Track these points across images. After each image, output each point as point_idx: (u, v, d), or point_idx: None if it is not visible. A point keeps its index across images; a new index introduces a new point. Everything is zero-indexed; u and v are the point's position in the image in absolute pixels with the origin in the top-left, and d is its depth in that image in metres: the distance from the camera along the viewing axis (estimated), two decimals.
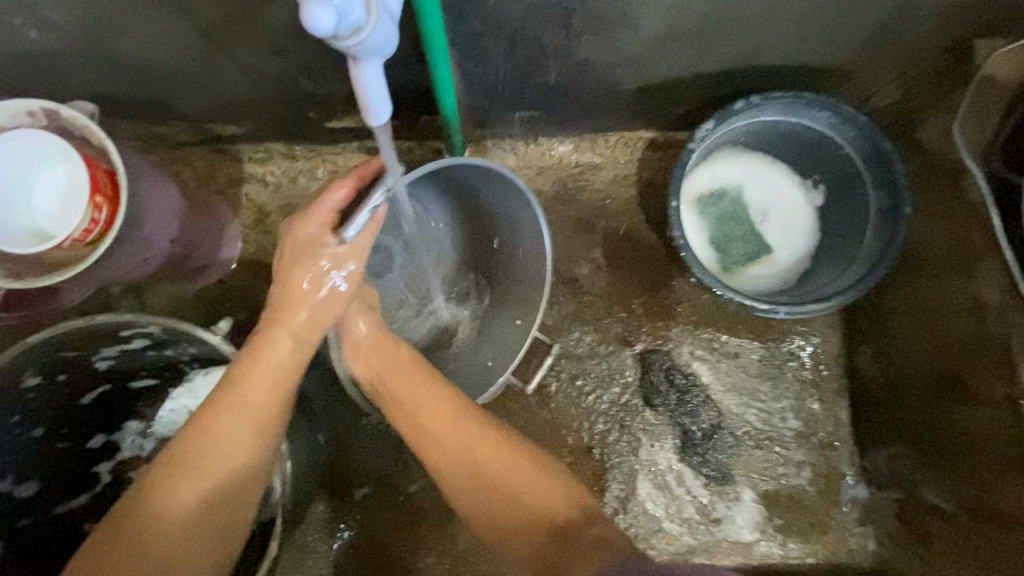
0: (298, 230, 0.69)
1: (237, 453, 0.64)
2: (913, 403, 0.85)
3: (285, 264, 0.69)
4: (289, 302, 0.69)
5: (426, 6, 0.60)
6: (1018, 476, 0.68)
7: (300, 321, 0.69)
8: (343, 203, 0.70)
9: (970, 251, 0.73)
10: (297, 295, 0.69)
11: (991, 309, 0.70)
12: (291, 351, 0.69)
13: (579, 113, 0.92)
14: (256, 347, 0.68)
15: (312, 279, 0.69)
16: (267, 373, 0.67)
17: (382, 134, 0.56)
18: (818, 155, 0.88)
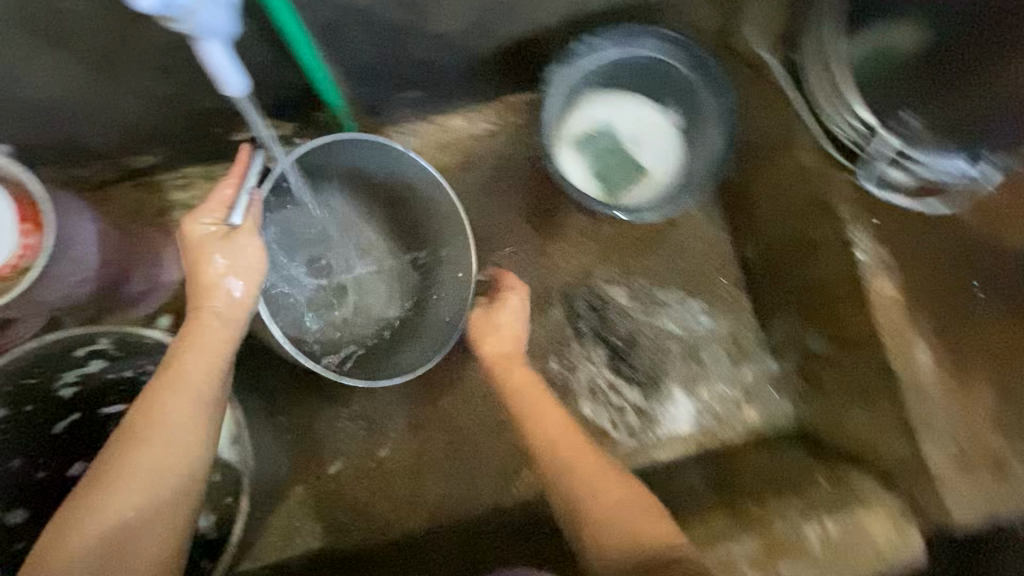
0: (187, 227, 0.71)
1: (168, 448, 0.65)
2: (783, 273, 0.96)
3: (187, 261, 0.72)
4: (198, 298, 0.72)
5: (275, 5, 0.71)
6: (858, 304, 0.79)
7: (213, 314, 0.72)
8: (231, 195, 0.73)
9: (786, 123, 0.84)
10: (212, 295, 0.72)
11: (810, 169, 0.82)
12: (209, 354, 0.70)
13: (456, 86, 1.03)
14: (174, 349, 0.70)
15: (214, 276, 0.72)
16: (190, 376, 0.68)
17: (243, 105, 0.60)
18: (662, 81, 0.99)
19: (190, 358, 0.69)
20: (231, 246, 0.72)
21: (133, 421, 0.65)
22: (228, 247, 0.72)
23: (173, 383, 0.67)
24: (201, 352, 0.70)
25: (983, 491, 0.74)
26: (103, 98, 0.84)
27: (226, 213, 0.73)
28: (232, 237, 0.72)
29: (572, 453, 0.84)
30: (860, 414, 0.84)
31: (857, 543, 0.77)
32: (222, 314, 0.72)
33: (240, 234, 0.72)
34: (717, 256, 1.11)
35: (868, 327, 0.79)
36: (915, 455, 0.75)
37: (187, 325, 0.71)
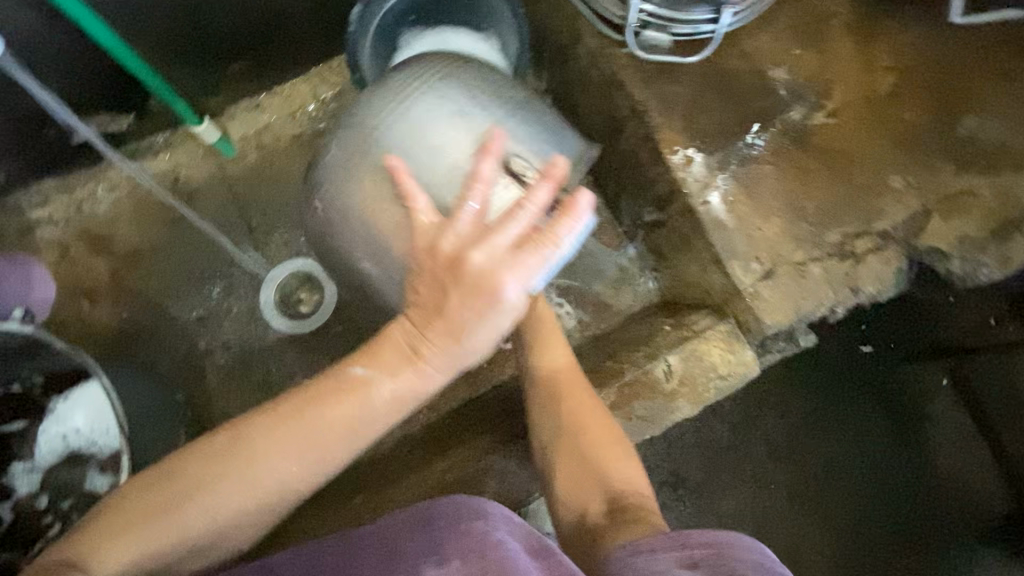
0: (452, 242, 0.60)
1: (278, 473, 0.62)
2: (609, 159, 1.04)
3: (450, 283, 0.60)
4: (437, 312, 0.62)
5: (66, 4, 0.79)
6: (657, 160, 0.88)
7: (434, 353, 0.63)
8: (518, 232, 0.59)
9: (567, 16, 0.93)
10: (495, 306, 0.60)
11: (595, 51, 0.90)
12: (398, 399, 0.64)
13: (280, 51, 1.10)
14: (396, 333, 0.64)
15: (480, 305, 0.60)
16: (348, 419, 0.63)
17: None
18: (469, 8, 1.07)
19: (350, 422, 0.63)
20: (513, 265, 0.59)
21: (270, 434, 0.62)
22: (522, 261, 0.59)
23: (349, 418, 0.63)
24: (401, 395, 0.64)
25: (789, 294, 0.83)
26: None
27: (516, 249, 0.60)
28: (525, 259, 0.60)
29: (596, 427, 0.80)
30: (687, 262, 0.94)
31: (695, 369, 0.87)
32: (436, 374, 0.65)
33: (500, 282, 0.59)
34: None
35: (671, 177, 0.87)
36: (727, 278, 0.85)
37: (457, 324, 0.61)
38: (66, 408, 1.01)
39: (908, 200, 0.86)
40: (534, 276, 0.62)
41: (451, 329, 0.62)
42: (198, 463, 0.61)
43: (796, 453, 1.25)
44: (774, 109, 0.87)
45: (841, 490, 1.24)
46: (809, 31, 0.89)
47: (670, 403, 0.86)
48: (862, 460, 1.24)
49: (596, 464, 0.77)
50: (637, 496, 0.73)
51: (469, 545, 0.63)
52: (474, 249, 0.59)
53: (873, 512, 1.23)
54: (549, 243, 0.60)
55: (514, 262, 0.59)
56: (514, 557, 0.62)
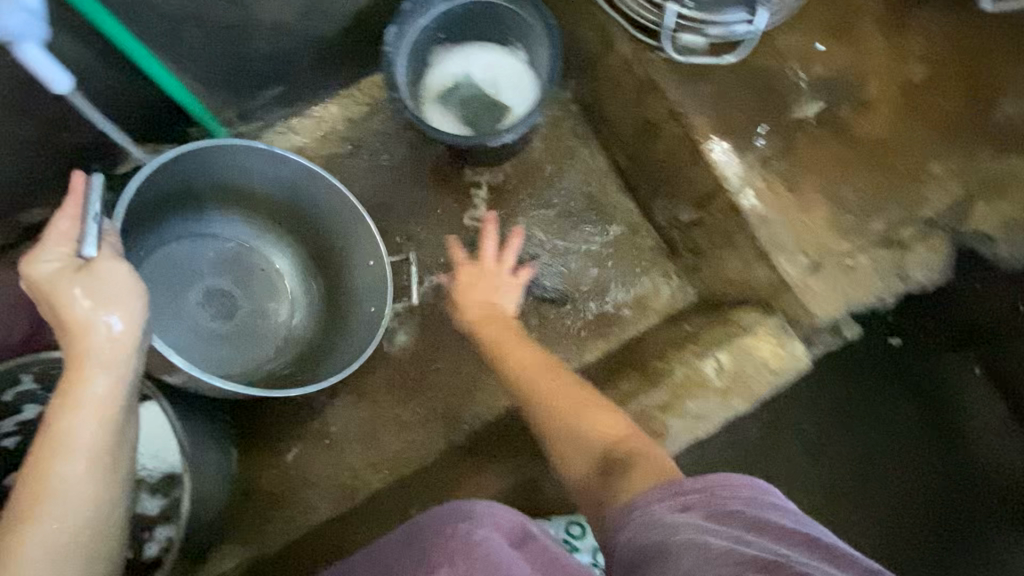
0: (30, 270, 0.66)
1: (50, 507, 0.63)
2: (644, 162, 1.04)
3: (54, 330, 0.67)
4: (75, 360, 0.66)
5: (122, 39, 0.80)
6: (697, 161, 0.89)
7: (95, 365, 0.66)
8: (65, 224, 0.68)
9: (601, 27, 0.94)
10: (83, 334, 0.65)
11: (630, 58, 0.91)
12: (97, 417, 0.66)
13: (315, 76, 1.11)
14: (69, 372, 0.66)
15: (77, 322, 0.65)
16: (70, 455, 0.64)
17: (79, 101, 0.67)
18: (498, 23, 1.09)
19: (66, 455, 0.64)
20: (86, 281, 0.66)
21: (21, 496, 0.63)
22: (86, 279, 0.66)
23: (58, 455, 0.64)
24: (95, 412, 0.65)
25: (837, 285, 0.84)
26: None
27: (74, 248, 0.68)
28: (88, 270, 0.67)
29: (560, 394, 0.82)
30: (729, 259, 0.94)
31: (745, 364, 0.86)
32: (104, 387, 0.66)
33: (59, 295, 0.65)
34: (595, 169, 1.19)
35: (710, 176, 0.88)
36: (774, 272, 0.85)
37: (68, 377, 0.66)
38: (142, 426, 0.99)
39: (949, 186, 0.86)
40: (109, 298, 0.67)
41: (77, 369, 0.66)
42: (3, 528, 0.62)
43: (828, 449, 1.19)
44: (812, 102, 0.88)
45: (873, 481, 1.18)
46: (840, 26, 0.90)
47: (722, 400, 0.86)
48: (892, 445, 1.18)
49: (572, 430, 0.77)
50: (627, 443, 0.73)
51: (457, 548, 0.63)
52: (50, 254, 0.67)
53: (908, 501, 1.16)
54: (124, 282, 0.68)
55: (43, 251, 0.67)
56: (496, 556, 0.62)
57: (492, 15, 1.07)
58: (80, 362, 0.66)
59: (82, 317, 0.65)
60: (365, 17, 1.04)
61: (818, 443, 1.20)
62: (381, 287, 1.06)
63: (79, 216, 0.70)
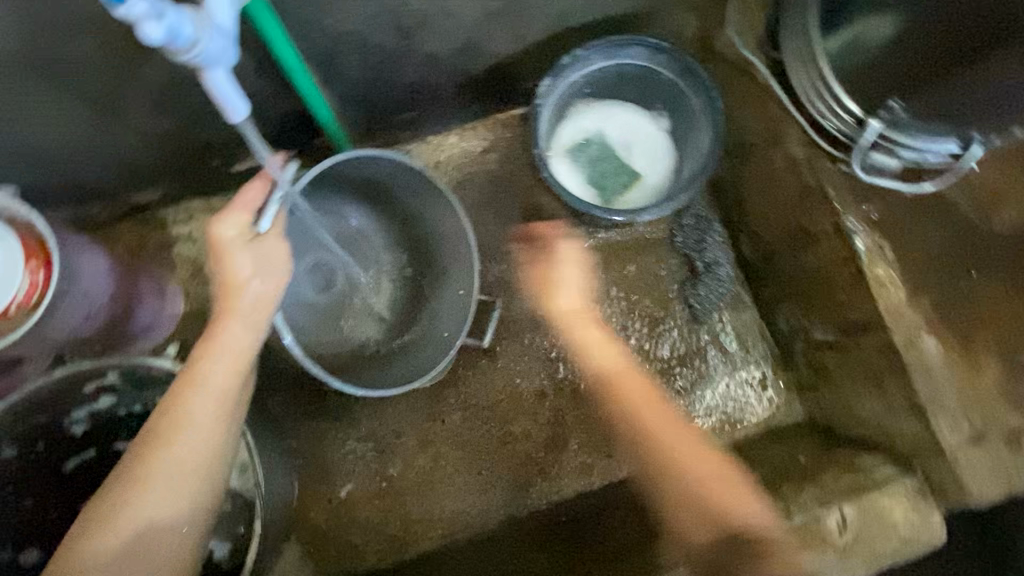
0: (213, 229, 0.67)
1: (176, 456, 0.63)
2: (782, 265, 0.96)
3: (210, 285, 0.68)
4: (222, 319, 0.67)
5: (286, 58, 0.75)
6: (861, 289, 0.80)
7: (242, 324, 0.68)
8: (254, 195, 0.70)
9: (776, 121, 0.86)
10: (233, 293, 0.67)
11: (804, 163, 0.83)
12: (231, 368, 0.67)
13: (448, 105, 1.07)
14: (211, 331, 0.67)
15: (236, 285, 0.67)
16: (199, 409, 0.64)
17: (247, 133, 0.61)
18: (650, 88, 1.02)
19: (195, 404, 0.64)
20: (255, 249, 0.69)
21: (149, 436, 0.63)
22: (254, 251, 0.69)
23: (189, 401, 0.64)
24: (233, 365, 0.67)
25: (998, 464, 0.75)
26: (105, 138, 0.85)
27: (252, 216, 0.70)
28: (257, 242, 0.69)
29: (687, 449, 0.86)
30: (866, 396, 0.87)
31: (876, 527, 0.77)
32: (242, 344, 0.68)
33: (226, 258, 0.67)
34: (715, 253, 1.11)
35: (872, 309, 0.80)
36: (928, 432, 0.77)
37: (210, 333, 0.67)
38: None
39: None
40: (264, 275, 0.69)
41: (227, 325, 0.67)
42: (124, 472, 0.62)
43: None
44: None
45: None
46: None
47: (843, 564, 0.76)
48: None
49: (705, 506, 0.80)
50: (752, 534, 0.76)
51: None
52: (229, 220, 0.68)
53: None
54: (281, 254, 0.71)
55: (226, 216, 0.68)
56: None
57: (647, 80, 1.01)
58: (225, 320, 0.67)
59: (238, 278, 0.67)
60: (516, 61, 1.00)
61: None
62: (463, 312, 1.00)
63: (265, 190, 0.71)
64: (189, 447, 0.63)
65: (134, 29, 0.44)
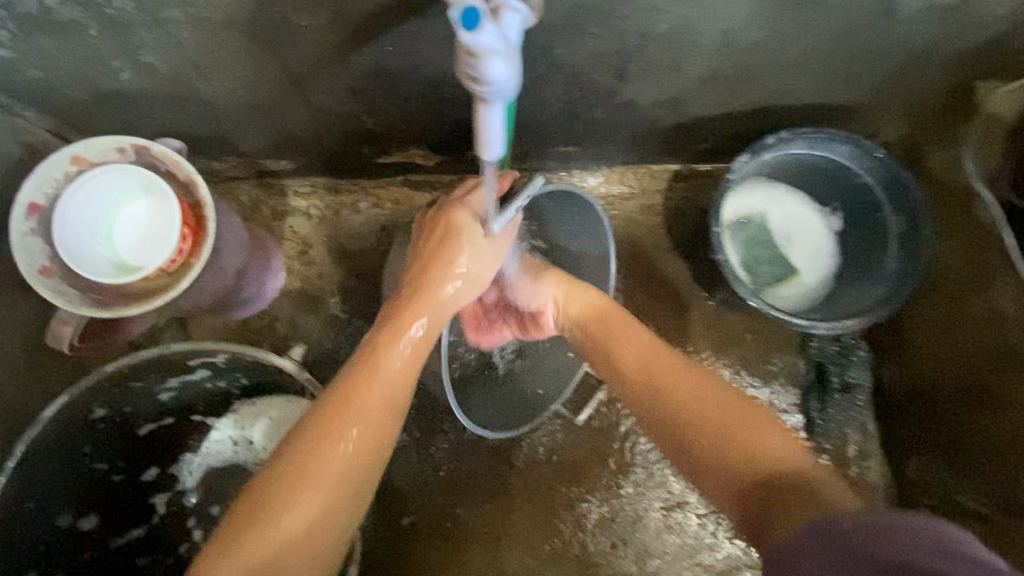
0: (452, 213, 0.71)
1: (339, 467, 0.58)
2: (942, 414, 0.88)
3: (420, 278, 0.70)
4: (408, 310, 0.69)
5: None
6: None
7: (427, 317, 0.69)
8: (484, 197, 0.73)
9: (988, 266, 0.78)
10: (440, 281, 0.71)
11: (1012, 321, 0.75)
12: (399, 373, 0.66)
13: (610, 148, 1.00)
14: (387, 335, 0.67)
15: (448, 275, 0.71)
16: (368, 408, 0.62)
17: (487, 166, 0.55)
18: (837, 186, 0.94)
19: (358, 412, 0.61)
20: (479, 250, 0.72)
21: (319, 430, 0.59)
22: (473, 250, 0.72)
23: (357, 408, 0.61)
24: (399, 377, 0.65)
25: None
26: (277, 107, 0.79)
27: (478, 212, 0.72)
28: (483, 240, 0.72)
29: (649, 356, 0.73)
30: None
31: None
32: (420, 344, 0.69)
33: (455, 249, 0.71)
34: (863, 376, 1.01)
35: None
36: None
37: (392, 326, 0.68)
38: (250, 413, 0.90)
39: None
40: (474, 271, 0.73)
41: (411, 334, 0.68)
42: (282, 481, 0.56)
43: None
44: None
45: None
46: None
47: None
48: None
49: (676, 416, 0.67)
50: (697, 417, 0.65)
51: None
52: (469, 212, 0.72)
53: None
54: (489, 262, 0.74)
55: (461, 203, 0.72)
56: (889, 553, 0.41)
57: (839, 177, 0.93)
58: (407, 322, 0.68)
59: (450, 274, 0.71)
60: (705, 123, 0.92)
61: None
62: (568, 372, 0.98)
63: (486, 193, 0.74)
64: (354, 448, 0.59)
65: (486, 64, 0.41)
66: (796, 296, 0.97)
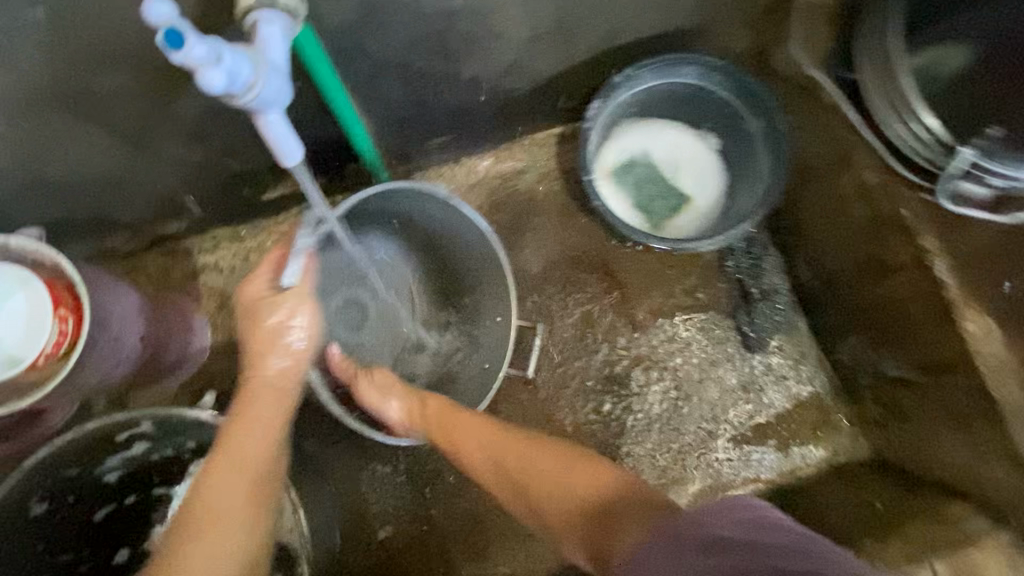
0: (246, 287, 0.75)
1: (226, 530, 0.63)
2: (849, 294, 0.91)
3: (248, 335, 0.75)
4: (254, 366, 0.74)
5: (321, 74, 0.68)
6: (947, 325, 0.74)
7: (273, 373, 0.75)
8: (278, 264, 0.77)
9: (846, 143, 0.81)
10: (270, 338, 0.74)
11: (878, 189, 0.78)
12: (268, 428, 0.72)
13: (487, 129, 1.01)
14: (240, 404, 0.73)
15: (274, 325, 0.74)
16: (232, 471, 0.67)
17: (297, 171, 0.57)
18: (701, 106, 0.96)
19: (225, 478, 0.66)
20: (289, 296, 0.74)
21: (187, 510, 0.64)
22: (280, 301, 0.74)
23: (222, 478, 0.66)
24: (261, 431, 0.71)
25: None
26: (136, 171, 0.81)
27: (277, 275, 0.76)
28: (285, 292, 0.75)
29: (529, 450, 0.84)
30: (950, 436, 0.80)
31: None
32: (272, 393, 0.74)
33: (264, 310, 0.74)
34: (782, 279, 1.04)
35: (960, 349, 0.73)
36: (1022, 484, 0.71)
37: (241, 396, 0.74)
38: None
39: None
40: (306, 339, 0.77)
41: (258, 389, 0.74)
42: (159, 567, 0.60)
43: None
44: None
45: (897, 473, 0.91)
46: None
47: None
48: None
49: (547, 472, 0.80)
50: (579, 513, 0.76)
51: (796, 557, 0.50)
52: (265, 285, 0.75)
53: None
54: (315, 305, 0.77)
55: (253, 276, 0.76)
56: None
57: (699, 98, 0.94)
58: (258, 375, 0.74)
59: (276, 326, 0.74)
60: (559, 82, 0.93)
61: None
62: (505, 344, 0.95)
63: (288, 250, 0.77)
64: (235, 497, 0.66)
65: (195, 76, 0.41)
66: (691, 222, 1.00)
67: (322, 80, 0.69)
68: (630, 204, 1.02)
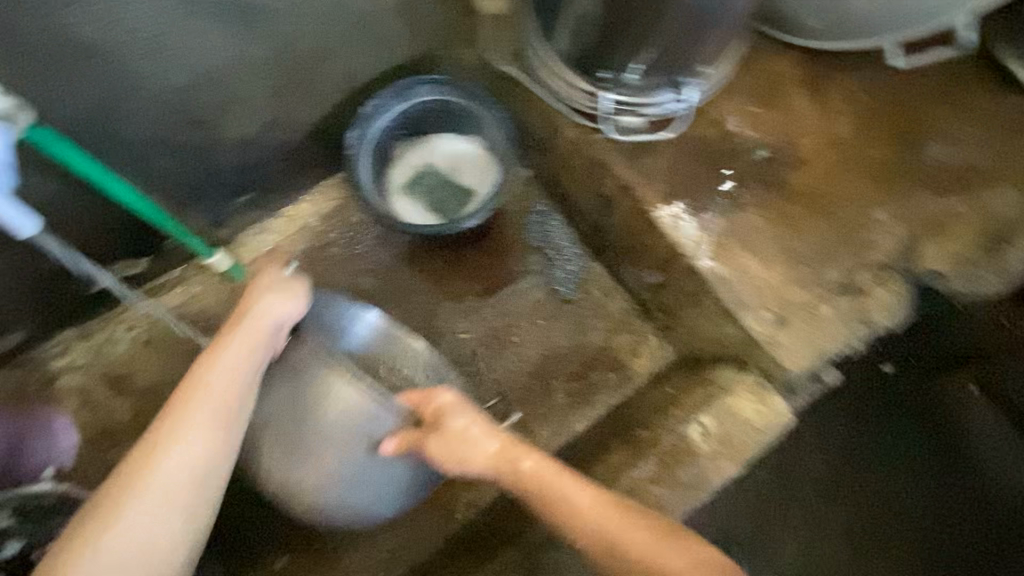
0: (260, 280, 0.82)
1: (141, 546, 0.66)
2: (605, 230, 1.08)
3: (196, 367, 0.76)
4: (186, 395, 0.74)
5: (84, 167, 0.82)
6: (651, 225, 0.93)
7: (210, 398, 0.74)
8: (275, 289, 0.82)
9: (546, 112, 1.00)
10: (221, 355, 0.77)
11: (576, 139, 0.97)
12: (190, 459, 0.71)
13: (285, 180, 1.15)
14: (169, 427, 0.72)
15: (261, 323, 0.79)
16: (153, 491, 0.68)
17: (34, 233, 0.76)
18: (451, 115, 1.13)
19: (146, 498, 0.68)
20: (273, 302, 0.80)
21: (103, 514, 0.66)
22: (268, 309, 0.79)
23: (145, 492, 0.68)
24: (183, 458, 0.71)
25: (803, 336, 0.85)
26: None
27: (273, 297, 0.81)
28: (261, 308, 0.79)
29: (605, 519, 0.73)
30: (698, 315, 0.96)
31: (731, 426, 0.86)
32: (196, 431, 0.72)
33: (240, 323, 0.78)
34: (570, 235, 1.21)
35: (666, 241, 0.91)
36: (740, 331, 0.87)
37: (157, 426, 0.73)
38: None
39: (895, 229, 0.91)
40: (283, 333, 0.81)
41: (184, 414, 0.73)
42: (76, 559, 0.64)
43: (843, 482, 1.10)
44: (758, 162, 0.93)
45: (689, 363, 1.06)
46: (767, 93, 0.97)
47: (715, 465, 0.84)
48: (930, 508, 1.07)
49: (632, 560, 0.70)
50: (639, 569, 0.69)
51: None
52: (270, 298, 0.80)
53: (966, 550, 1.04)
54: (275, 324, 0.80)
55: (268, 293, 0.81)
56: None
57: (446, 109, 1.12)
58: (177, 405, 0.73)
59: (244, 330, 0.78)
60: (327, 125, 1.10)
61: (828, 482, 1.10)
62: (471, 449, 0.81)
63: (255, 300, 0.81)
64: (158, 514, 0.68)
65: None
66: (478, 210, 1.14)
67: (87, 173, 0.83)
68: (424, 211, 1.17)
